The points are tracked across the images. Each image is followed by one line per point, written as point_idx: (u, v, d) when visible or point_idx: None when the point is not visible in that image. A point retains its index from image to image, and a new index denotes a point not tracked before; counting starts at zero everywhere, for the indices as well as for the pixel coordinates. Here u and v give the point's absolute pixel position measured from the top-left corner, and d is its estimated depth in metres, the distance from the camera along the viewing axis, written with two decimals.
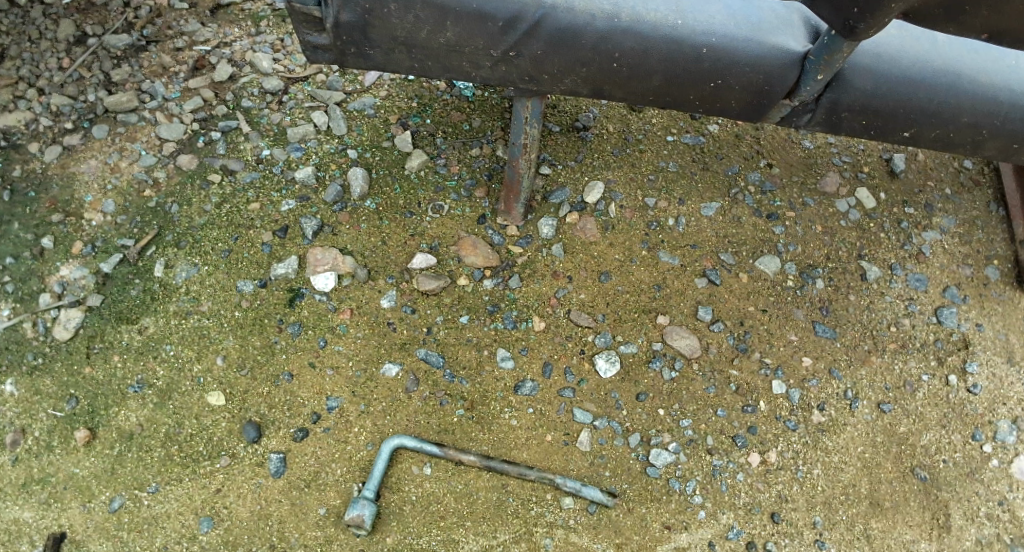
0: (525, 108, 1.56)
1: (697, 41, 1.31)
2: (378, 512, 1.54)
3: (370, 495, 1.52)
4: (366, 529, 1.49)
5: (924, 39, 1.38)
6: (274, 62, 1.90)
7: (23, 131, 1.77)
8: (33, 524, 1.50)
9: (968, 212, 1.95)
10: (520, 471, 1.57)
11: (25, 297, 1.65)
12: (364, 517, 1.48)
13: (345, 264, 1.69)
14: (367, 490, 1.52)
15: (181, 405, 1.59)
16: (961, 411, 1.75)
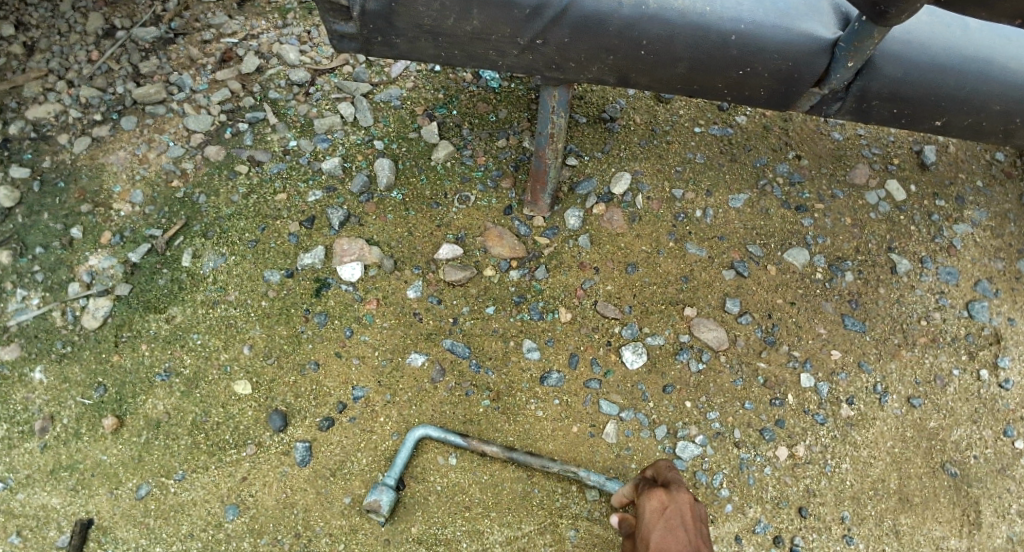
0: (552, 96, 1.53)
1: (725, 28, 1.30)
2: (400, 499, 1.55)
3: (391, 482, 1.52)
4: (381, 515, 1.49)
5: (955, 25, 1.36)
6: (301, 54, 1.90)
7: (52, 123, 1.79)
8: (62, 510, 1.51)
9: (1000, 205, 1.92)
10: (543, 463, 1.56)
11: (55, 286, 1.66)
12: (381, 502, 1.48)
13: (372, 254, 1.70)
14: (389, 477, 1.53)
15: (207, 393, 1.59)
16: (993, 406, 1.73)
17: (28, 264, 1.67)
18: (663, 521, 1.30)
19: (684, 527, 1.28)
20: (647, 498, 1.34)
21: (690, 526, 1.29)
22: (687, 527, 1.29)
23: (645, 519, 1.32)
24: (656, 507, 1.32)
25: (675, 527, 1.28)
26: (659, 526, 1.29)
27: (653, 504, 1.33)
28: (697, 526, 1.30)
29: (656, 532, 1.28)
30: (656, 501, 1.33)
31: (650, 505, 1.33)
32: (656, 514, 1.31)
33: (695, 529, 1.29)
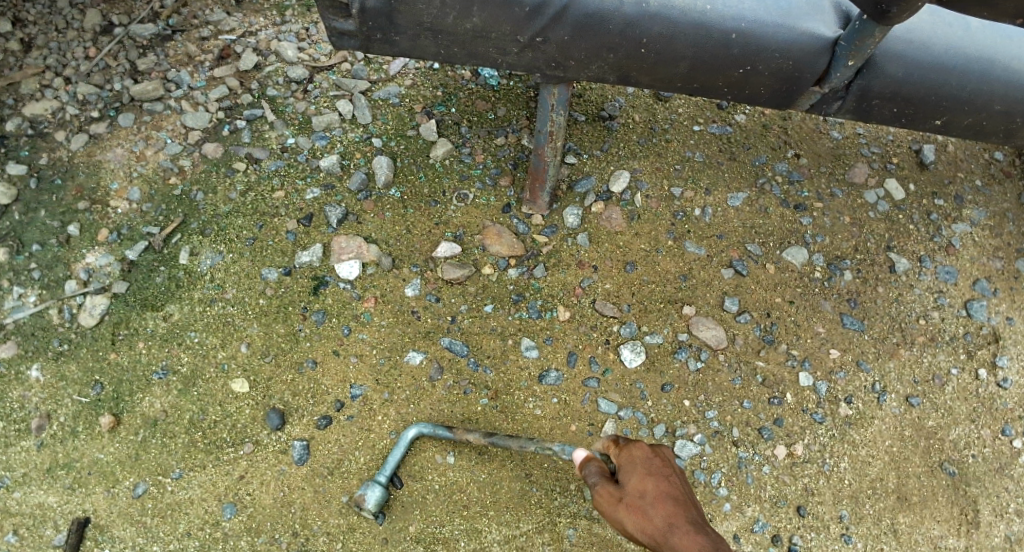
0: (552, 95, 1.53)
1: (726, 27, 1.30)
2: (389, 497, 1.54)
3: (383, 480, 1.51)
4: (370, 510, 1.48)
5: (957, 25, 1.36)
6: (299, 51, 1.90)
7: (49, 120, 1.78)
8: (58, 509, 1.51)
9: (999, 204, 1.92)
10: (520, 444, 1.52)
11: (51, 284, 1.65)
12: (368, 497, 1.48)
13: (370, 252, 1.69)
14: (382, 475, 1.52)
15: (204, 391, 1.59)
16: (991, 405, 1.73)
17: (25, 261, 1.66)
18: (657, 470, 1.28)
19: (676, 475, 1.28)
20: (633, 449, 1.32)
21: (679, 474, 1.30)
22: (678, 474, 1.29)
23: (635, 469, 1.28)
24: (646, 457, 1.30)
25: (670, 473, 1.28)
26: (653, 473, 1.27)
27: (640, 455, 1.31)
28: (683, 475, 1.30)
29: (652, 480, 1.26)
30: (645, 452, 1.31)
31: (638, 455, 1.30)
32: (646, 464, 1.29)
33: (682, 477, 1.30)
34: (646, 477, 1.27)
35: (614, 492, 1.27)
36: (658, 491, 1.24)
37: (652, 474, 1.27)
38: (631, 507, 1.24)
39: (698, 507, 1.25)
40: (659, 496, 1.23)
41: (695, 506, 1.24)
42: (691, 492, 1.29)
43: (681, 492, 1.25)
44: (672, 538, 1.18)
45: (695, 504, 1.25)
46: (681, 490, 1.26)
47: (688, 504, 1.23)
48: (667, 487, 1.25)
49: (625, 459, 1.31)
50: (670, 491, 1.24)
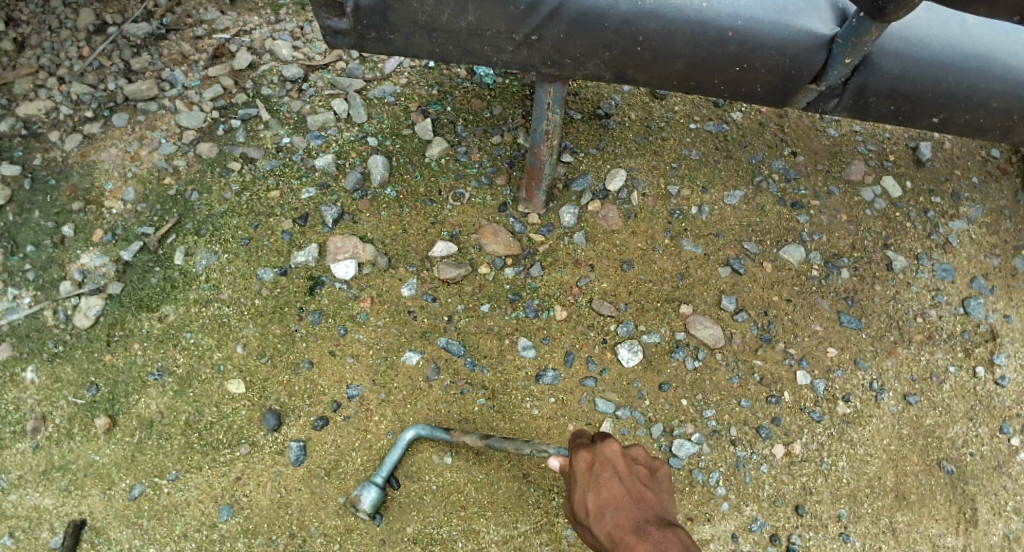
0: (548, 93, 1.52)
1: (723, 24, 1.29)
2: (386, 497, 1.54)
3: (380, 481, 1.51)
4: (365, 511, 1.48)
5: (954, 22, 1.36)
6: (295, 50, 1.89)
7: (43, 120, 1.77)
8: (54, 511, 1.51)
9: (996, 201, 1.92)
10: (515, 447, 1.52)
11: (46, 285, 1.64)
12: (364, 498, 1.48)
13: (366, 252, 1.68)
14: (378, 475, 1.51)
15: (201, 393, 1.58)
16: (989, 403, 1.73)
17: (20, 262, 1.66)
18: (594, 481, 1.25)
19: (616, 477, 1.24)
20: (573, 461, 1.30)
21: (622, 472, 1.25)
22: (619, 474, 1.25)
23: (579, 483, 1.27)
24: (586, 467, 1.27)
25: (609, 479, 1.24)
26: (592, 486, 1.25)
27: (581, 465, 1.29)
28: (629, 470, 1.26)
29: (592, 494, 1.24)
30: (584, 462, 1.27)
31: (579, 466, 1.27)
32: (586, 476, 1.27)
33: (624, 473, 1.25)
34: (587, 492, 1.25)
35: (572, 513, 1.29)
36: (597, 509, 1.22)
37: (590, 488, 1.25)
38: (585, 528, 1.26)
39: (646, 505, 1.22)
40: (599, 514, 1.22)
41: (639, 508, 1.21)
42: (642, 484, 1.25)
43: (622, 498, 1.22)
44: None
45: (641, 504, 1.22)
46: (622, 494, 1.23)
47: (630, 510, 1.20)
48: (607, 498, 1.22)
49: (570, 472, 1.30)
50: (609, 502, 1.22)
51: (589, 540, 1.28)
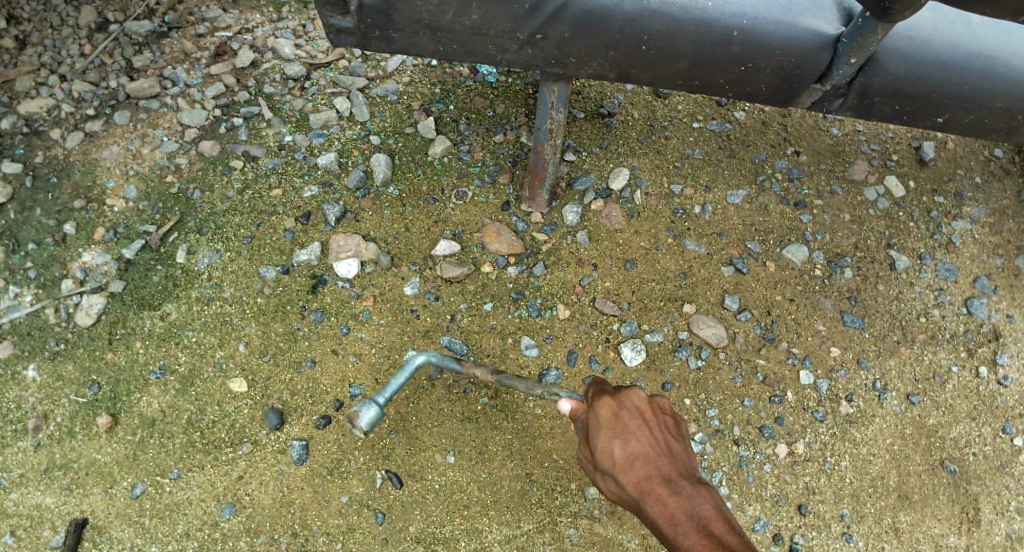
0: (551, 92, 1.52)
1: (727, 24, 1.29)
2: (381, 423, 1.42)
3: (381, 401, 1.41)
4: (362, 429, 1.39)
5: (958, 22, 1.35)
6: (297, 48, 1.88)
7: (45, 118, 1.76)
8: (56, 510, 1.50)
9: (999, 201, 1.92)
10: (527, 386, 1.44)
11: (47, 283, 1.64)
12: (363, 415, 1.38)
13: (368, 250, 1.68)
14: (381, 397, 1.42)
15: (203, 391, 1.58)
16: (992, 403, 1.73)
17: (21, 260, 1.65)
18: (622, 429, 1.18)
19: (646, 427, 1.18)
20: (598, 408, 1.22)
21: (652, 423, 1.19)
22: (649, 424, 1.18)
23: (602, 430, 1.19)
24: (612, 415, 1.20)
25: (637, 428, 1.17)
26: (618, 434, 1.17)
27: (606, 412, 1.21)
28: (659, 420, 1.20)
29: (618, 442, 1.17)
30: (610, 409, 1.20)
31: (603, 414, 1.20)
32: (611, 423, 1.19)
33: (653, 423, 1.19)
34: (612, 440, 1.18)
35: (590, 462, 1.21)
36: (625, 458, 1.15)
37: (617, 436, 1.17)
38: (605, 476, 1.19)
39: (676, 454, 1.16)
40: (626, 463, 1.15)
41: (669, 457, 1.15)
42: (670, 435, 1.19)
43: (652, 446, 1.16)
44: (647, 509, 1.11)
45: (671, 453, 1.16)
46: (652, 442, 1.16)
47: (661, 459, 1.15)
48: (635, 446, 1.16)
49: (592, 419, 1.22)
50: (638, 450, 1.15)
51: (603, 491, 1.21)
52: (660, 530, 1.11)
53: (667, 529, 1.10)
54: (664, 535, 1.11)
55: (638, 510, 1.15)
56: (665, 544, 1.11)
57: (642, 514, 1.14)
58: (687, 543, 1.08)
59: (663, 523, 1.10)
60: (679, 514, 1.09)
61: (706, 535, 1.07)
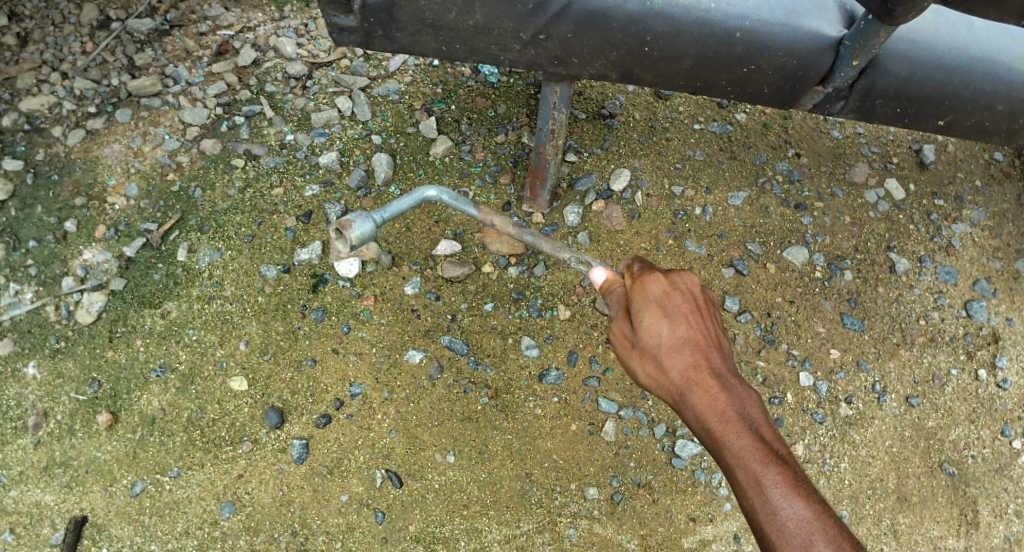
0: (554, 92, 1.52)
1: (730, 25, 1.29)
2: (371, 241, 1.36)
3: (376, 219, 1.36)
4: (352, 242, 1.32)
5: (960, 25, 1.36)
6: (298, 47, 1.88)
7: (46, 115, 1.76)
8: (55, 508, 1.50)
9: (999, 204, 1.92)
10: (554, 249, 1.47)
11: (48, 281, 1.64)
12: (356, 223, 1.31)
13: (369, 250, 1.68)
14: (376, 215, 1.37)
15: (203, 390, 1.58)
16: (991, 406, 1.73)
17: (22, 258, 1.65)
18: (672, 312, 1.21)
19: (696, 316, 1.22)
20: (646, 282, 1.24)
21: (701, 313, 1.23)
22: (699, 314, 1.22)
23: (652, 309, 1.22)
24: (663, 297, 1.23)
25: (687, 314, 1.21)
26: (669, 317, 1.21)
27: (654, 289, 1.24)
28: (706, 311, 1.24)
29: (669, 325, 1.20)
30: (662, 290, 1.23)
31: (655, 294, 1.23)
32: (662, 305, 1.22)
33: (700, 312, 1.23)
34: (661, 321, 1.21)
35: (627, 337, 1.24)
36: (675, 341, 1.19)
37: (666, 317, 1.21)
38: (645, 356, 1.22)
39: (719, 347, 1.22)
40: (675, 346, 1.19)
41: (714, 350, 1.21)
42: (714, 328, 1.24)
43: (700, 335, 1.21)
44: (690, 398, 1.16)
45: (715, 345, 1.21)
46: (700, 332, 1.21)
47: (709, 349, 1.20)
48: (686, 331, 1.20)
49: (638, 293, 1.24)
50: (687, 336, 1.20)
51: (633, 367, 1.25)
52: (704, 420, 1.16)
53: (713, 421, 1.15)
54: (706, 425, 1.16)
55: (676, 395, 1.19)
56: (703, 433, 1.16)
57: (680, 399, 1.19)
58: (735, 442, 1.13)
59: (710, 414, 1.15)
60: (729, 410, 1.15)
61: (754, 437, 1.13)
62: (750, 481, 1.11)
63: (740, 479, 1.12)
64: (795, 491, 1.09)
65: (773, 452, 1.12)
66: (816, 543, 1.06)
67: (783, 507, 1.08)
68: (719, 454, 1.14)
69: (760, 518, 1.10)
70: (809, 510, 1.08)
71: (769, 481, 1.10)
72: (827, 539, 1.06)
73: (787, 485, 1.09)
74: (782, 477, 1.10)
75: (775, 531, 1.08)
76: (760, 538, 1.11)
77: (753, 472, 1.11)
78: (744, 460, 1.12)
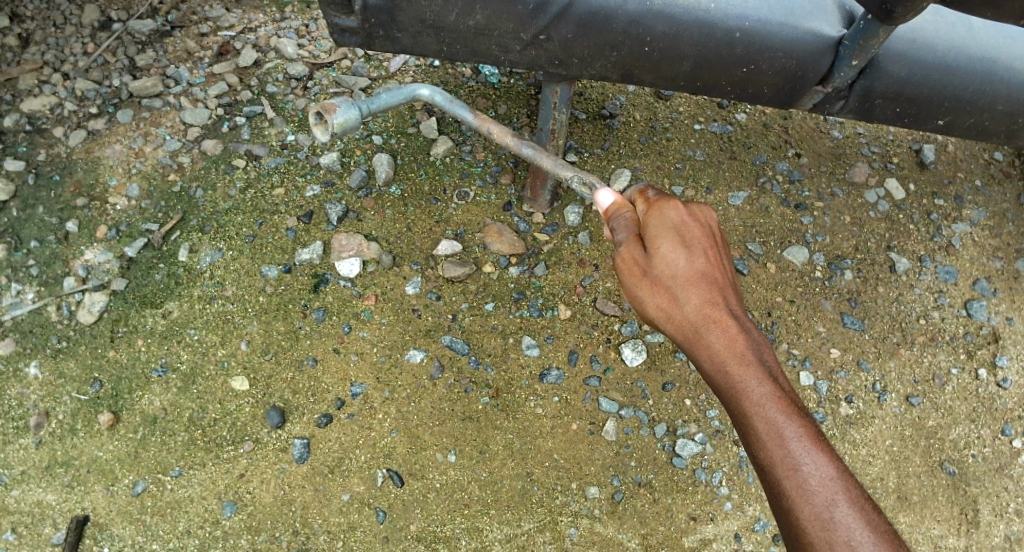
0: (554, 93, 1.52)
1: (730, 26, 1.29)
2: (355, 131, 1.38)
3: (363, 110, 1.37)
4: (335, 129, 1.34)
5: (959, 25, 1.36)
6: (300, 48, 1.89)
7: (47, 116, 1.77)
8: (56, 507, 1.51)
9: (999, 204, 1.92)
10: (553, 164, 1.46)
11: (50, 281, 1.64)
12: (339, 112, 1.33)
13: (370, 250, 1.68)
14: (363, 106, 1.38)
15: (204, 389, 1.58)
16: (991, 405, 1.73)
17: (23, 258, 1.65)
18: (690, 246, 1.19)
19: (713, 253, 1.20)
20: (665, 210, 1.22)
21: (717, 251, 1.22)
22: (715, 252, 1.21)
23: (669, 236, 1.19)
24: (682, 227, 1.21)
25: (705, 247, 1.19)
26: (687, 247, 1.18)
27: (673, 219, 1.22)
28: (721, 251, 1.23)
29: (686, 255, 1.18)
30: (680, 219, 1.21)
31: (673, 221, 1.21)
32: (680, 234, 1.20)
33: (717, 253, 1.21)
34: (677, 250, 1.18)
35: (638, 264, 1.20)
36: (692, 274, 1.17)
37: (685, 248, 1.18)
38: (657, 285, 1.18)
39: (733, 290, 1.20)
40: (691, 279, 1.16)
41: (730, 292, 1.18)
42: (729, 271, 1.22)
43: (717, 274, 1.19)
44: (706, 332, 1.14)
45: (730, 287, 1.19)
46: (717, 271, 1.19)
47: (725, 288, 1.18)
48: (702, 265, 1.18)
49: (655, 221, 1.21)
50: (705, 272, 1.18)
51: (639, 297, 1.20)
52: (719, 357, 1.12)
53: (730, 360, 1.11)
54: (721, 363, 1.12)
55: (689, 331, 1.16)
56: (718, 373, 1.12)
57: (692, 336, 1.15)
58: (755, 386, 1.09)
59: (728, 353, 1.12)
60: (747, 351, 1.12)
61: (774, 384, 1.09)
62: (770, 429, 1.06)
63: (758, 428, 1.07)
64: (818, 445, 1.04)
65: (794, 403, 1.08)
66: (838, 502, 1.01)
67: (805, 460, 1.03)
68: (735, 397, 1.10)
69: (777, 470, 1.04)
70: (833, 468, 1.03)
71: (791, 431, 1.05)
72: (849, 500, 1.02)
73: (810, 438, 1.05)
74: (805, 429, 1.05)
75: (795, 485, 1.03)
76: (773, 492, 1.05)
77: (774, 420, 1.06)
78: (765, 406, 1.07)
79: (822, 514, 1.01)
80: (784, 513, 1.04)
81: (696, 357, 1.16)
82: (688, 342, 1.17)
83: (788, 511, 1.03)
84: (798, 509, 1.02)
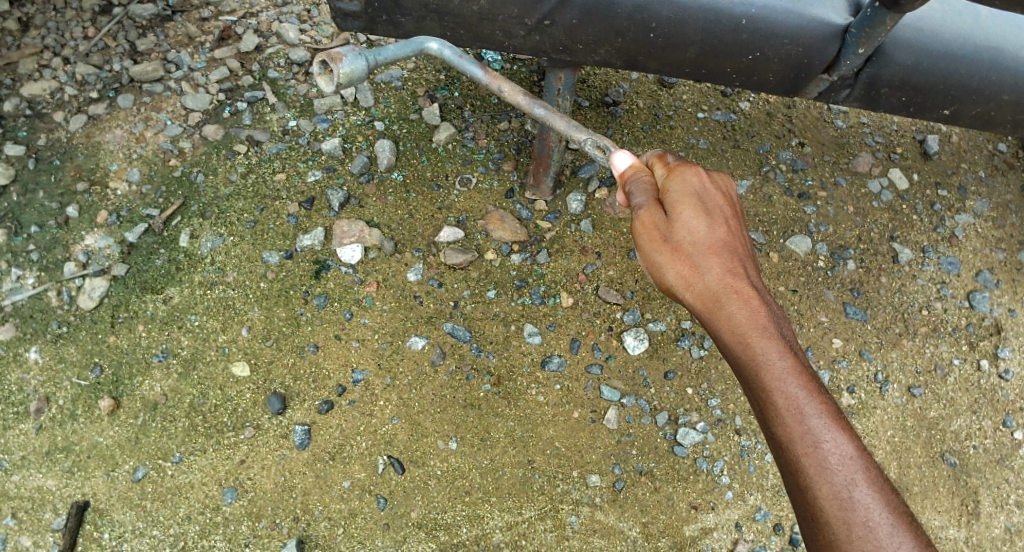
0: (558, 78, 1.52)
1: (736, 12, 1.29)
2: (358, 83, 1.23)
3: (372, 61, 1.22)
4: (339, 80, 1.19)
5: (967, 14, 1.35)
6: (301, 33, 1.88)
7: (47, 100, 1.76)
8: (57, 493, 1.50)
9: (1002, 196, 1.91)
10: (565, 128, 1.35)
11: (50, 266, 1.63)
12: (347, 61, 1.18)
13: (372, 236, 1.68)
14: (373, 56, 1.23)
15: (205, 375, 1.58)
16: (993, 396, 1.73)
17: (23, 242, 1.65)
18: (712, 215, 1.18)
19: (733, 223, 1.20)
20: (686, 175, 1.21)
21: (735, 221, 1.21)
22: (734, 221, 1.21)
23: (691, 203, 1.18)
24: (704, 194, 1.20)
25: (726, 217, 1.19)
26: (708, 215, 1.18)
27: (694, 185, 1.21)
28: (740, 221, 1.22)
29: (708, 223, 1.17)
30: (702, 185, 1.21)
31: (694, 187, 1.20)
32: (702, 201, 1.19)
33: (736, 224, 1.21)
34: (699, 217, 1.17)
35: (659, 229, 1.18)
36: (714, 243, 1.16)
37: (707, 217, 1.18)
38: (678, 252, 1.17)
39: (752, 262, 1.20)
40: (712, 248, 1.16)
41: (749, 264, 1.18)
42: (748, 242, 1.22)
43: (737, 246, 1.19)
44: (727, 301, 1.13)
45: (749, 260, 1.19)
46: (737, 242, 1.19)
47: (745, 259, 1.18)
48: (723, 235, 1.17)
49: (676, 186, 1.20)
50: (726, 244, 1.17)
51: (659, 263, 1.19)
52: (740, 328, 1.11)
53: (751, 332, 1.11)
54: (741, 334, 1.11)
55: (709, 300, 1.14)
56: (737, 345, 1.11)
57: (712, 306, 1.14)
58: (777, 359, 1.08)
59: (749, 325, 1.11)
60: (768, 324, 1.11)
61: (794, 358, 1.09)
62: (790, 404, 1.05)
63: (778, 403, 1.06)
64: (838, 423, 1.04)
65: (814, 378, 1.08)
66: (857, 481, 1.01)
67: (826, 438, 1.03)
68: (755, 369, 1.09)
69: (796, 445, 1.03)
70: (852, 447, 1.03)
71: (812, 408, 1.04)
72: (868, 480, 1.01)
73: (831, 416, 1.04)
74: (825, 406, 1.05)
75: (814, 462, 1.02)
76: (790, 468, 1.04)
77: (795, 396, 1.05)
78: (786, 380, 1.06)
79: (841, 493, 1.00)
80: (800, 491, 1.03)
81: (714, 327, 1.15)
82: (707, 312, 1.16)
83: (805, 488, 1.02)
84: (817, 485, 1.02)
